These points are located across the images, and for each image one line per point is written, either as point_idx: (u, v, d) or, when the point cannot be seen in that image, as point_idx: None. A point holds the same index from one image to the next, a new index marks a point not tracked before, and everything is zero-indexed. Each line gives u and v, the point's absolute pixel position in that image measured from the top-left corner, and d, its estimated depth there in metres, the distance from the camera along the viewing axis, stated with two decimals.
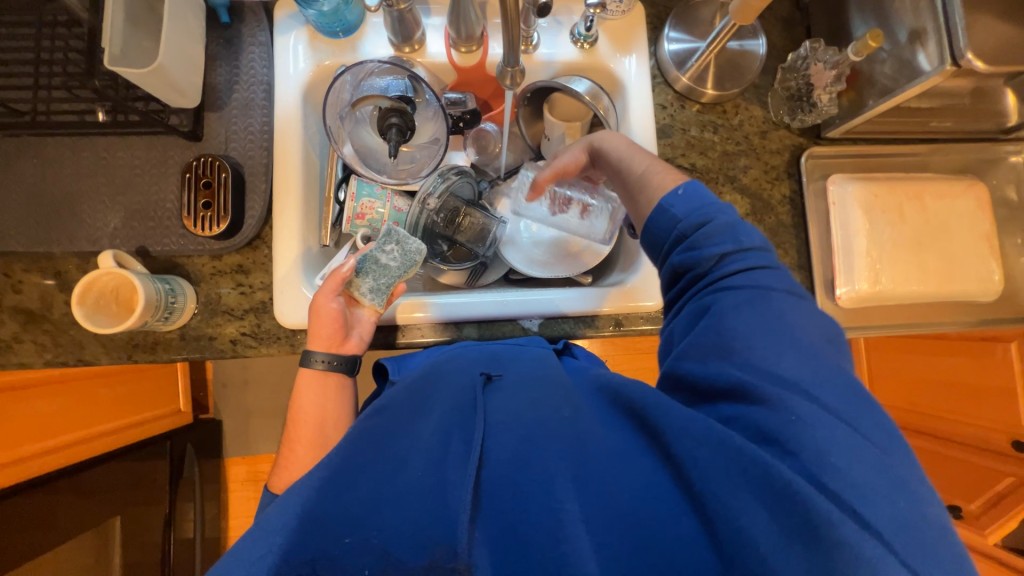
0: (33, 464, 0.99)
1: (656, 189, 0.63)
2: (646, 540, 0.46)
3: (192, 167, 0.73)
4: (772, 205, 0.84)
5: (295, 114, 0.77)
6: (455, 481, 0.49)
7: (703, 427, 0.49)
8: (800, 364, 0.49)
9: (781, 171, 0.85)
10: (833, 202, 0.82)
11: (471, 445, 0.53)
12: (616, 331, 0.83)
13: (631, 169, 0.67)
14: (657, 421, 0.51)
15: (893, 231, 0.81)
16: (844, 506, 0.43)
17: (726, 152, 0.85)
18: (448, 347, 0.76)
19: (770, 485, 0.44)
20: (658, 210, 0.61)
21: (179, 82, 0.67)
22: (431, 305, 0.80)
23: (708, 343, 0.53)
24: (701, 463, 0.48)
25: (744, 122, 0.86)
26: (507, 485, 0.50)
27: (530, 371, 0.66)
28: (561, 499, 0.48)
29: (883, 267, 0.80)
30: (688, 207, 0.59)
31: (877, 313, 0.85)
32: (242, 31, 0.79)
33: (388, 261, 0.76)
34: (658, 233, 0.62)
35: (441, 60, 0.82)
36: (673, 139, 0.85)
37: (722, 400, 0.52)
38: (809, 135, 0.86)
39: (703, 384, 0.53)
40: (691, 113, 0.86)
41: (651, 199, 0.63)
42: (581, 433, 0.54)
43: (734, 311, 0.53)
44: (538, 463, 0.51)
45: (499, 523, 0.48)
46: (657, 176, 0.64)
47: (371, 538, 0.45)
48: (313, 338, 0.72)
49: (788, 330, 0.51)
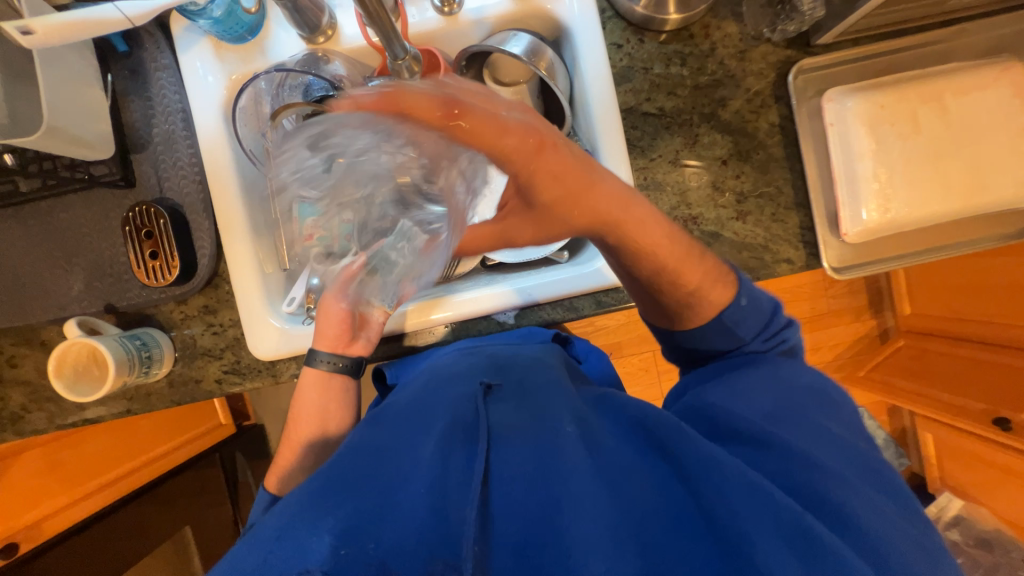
0: (95, 499, 1.10)
1: (700, 313, 0.64)
2: (645, 544, 0.46)
3: (130, 218, 0.71)
4: (759, 139, 0.73)
5: (220, 138, 0.72)
6: (457, 501, 0.47)
7: (731, 471, 0.49)
8: (798, 429, 0.54)
9: (767, 96, 0.73)
10: (830, 122, 0.71)
11: (475, 457, 0.51)
12: (598, 311, 0.76)
13: (679, 280, 0.61)
14: (678, 456, 0.51)
15: (904, 144, 0.70)
16: (803, 470, 0.50)
17: (698, 86, 0.74)
18: (442, 353, 0.76)
19: (794, 519, 0.45)
20: (726, 327, 0.63)
21: (82, 136, 0.63)
22: (443, 306, 0.74)
23: (742, 401, 0.58)
24: (726, 501, 0.47)
25: (717, 44, 0.73)
26: (517, 502, 0.48)
27: (529, 378, 0.66)
28: (572, 525, 0.46)
29: (895, 188, 0.70)
30: (751, 330, 0.63)
31: (895, 242, 0.74)
32: (144, 57, 0.73)
33: (399, 259, 0.68)
34: (715, 343, 0.64)
35: (359, 43, 0.73)
36: (634, 83, 0.74)
37: (738, 439, 0.54)
38: (798, 44, 0.73)
39: (726, 425, 0.56)
40: (652, 46, 0.74)
41: (701, 316, 0.63)
42: (595, 451, 0.53)
43: (757, 399, 0.57)
44: (551, 483, 0.49)
45: (509, 543, 0.46)
46: (711, 291, 0.62)
47: (367, 548, 0.43)
48: (322, 336, 0.74)
49: (747, 388, 0.59)
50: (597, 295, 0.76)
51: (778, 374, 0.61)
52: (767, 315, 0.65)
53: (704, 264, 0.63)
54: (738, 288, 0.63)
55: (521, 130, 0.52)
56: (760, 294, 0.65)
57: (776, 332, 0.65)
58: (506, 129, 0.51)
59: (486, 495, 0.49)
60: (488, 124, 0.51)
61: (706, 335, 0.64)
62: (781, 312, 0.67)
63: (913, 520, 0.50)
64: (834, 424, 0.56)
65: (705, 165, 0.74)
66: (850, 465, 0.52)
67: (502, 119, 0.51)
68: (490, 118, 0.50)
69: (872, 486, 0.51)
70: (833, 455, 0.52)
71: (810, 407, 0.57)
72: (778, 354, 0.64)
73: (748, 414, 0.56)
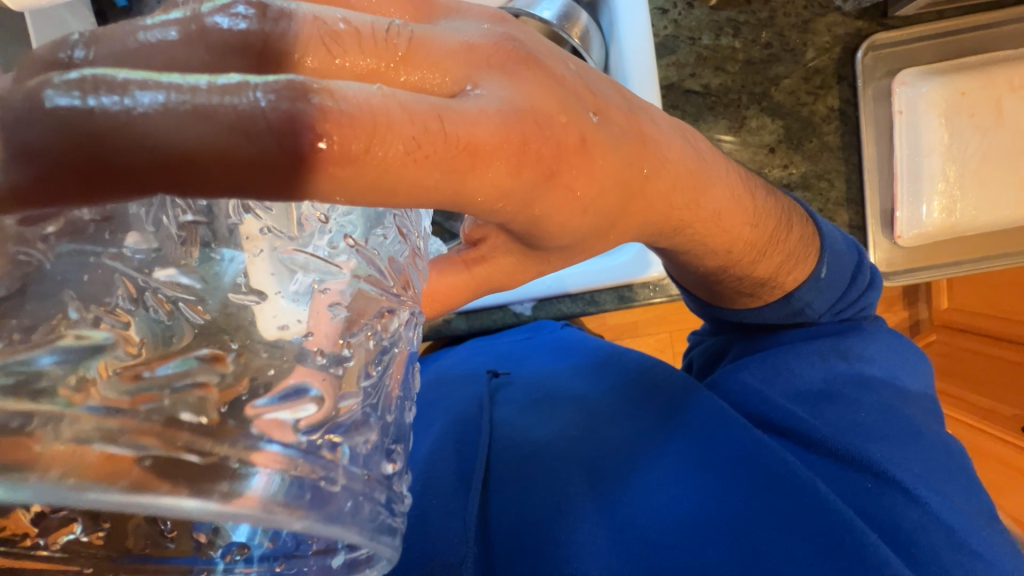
0: None
1: (779, 288, 0.50)
2: (646, 547, 0.43)
3: None
4: (813, 124, 0.66)
5: None
6: (455, 500, 0.46)
7: (744, 471, 0.46)
8: (844, 413, 0.48)
9: (829, 75, 0.65)
10: (899, 110, 0.64)
11: (476, 457, 0.50)
12: (618, 306, 0.74)
13: (753, 262, 0.46)
14: (690, 449, 0.50)
15: (983, 138, 0.63)
16: (847, 461, 0.46)
17: (751, 61, 0.66)
18: (448, 355, 0.74)
19: (819, 523, 0.42)
20: (794, 312, 0.52)
21: None
22: None
23: (776, 372, 0.52)
24: (733, 505, 0.44)
25: (777, 12, 0.64)
26: (516, 500, 0.47)
27: (539, 368, 0.66)
28: (568, 530, 0.44)
29: (963, 189, 0.64)
30: (826, 301, 0.52)
31: (955, 248, 0.67)
32: None
33: None
34: (772, 322, 0.53)
35: None
36: (679, 56, 0.66)
37: (767, 428, 0.51)
38: (872, 15, 0.64)
39: (749, 412, 0.52)
40: (702, 12, 0.65)
41: (772, 293, 0.50)
42: (598, 445, 0.51)
43: (801, 368, 0.51)
44: (547, 485, 0.48)
45: (507, 537, 0.45)
46: (790, 272, 0.49)
47: None
48: None
49: (794, 363, 0.51)
50: (620, 289, 0.73)
51: (837, 353, 0.52)
52: (845, 282, 0.52)
53: (784, 245, 0.48)
54: (819, 257, 0.50)
55: (499, 47, 0.25)
56: (844, 253, 0.52)
57: (854, 298, 0.53)
58: (476, 56, 0.25)
59: (486, 502, 0.48)
60: (472, 115, 0.22)
61: (768, 317, 0.52)
62: (858, 280, 0.53)
63: (988, 519, 0.44)
64: (898, 403, 0.49)
65: (749, 153, 0.67)
66: (913, 453, 0.46)
67: (465, 42, 0.25)
68: (445, 44, 0.24)
69: (938, 477, 0.45)
70: (894, 441, 0.46)
71: (872, 387, 0.50)
72: (842, 338, 0.52)
73: (788, 394, 0.51)
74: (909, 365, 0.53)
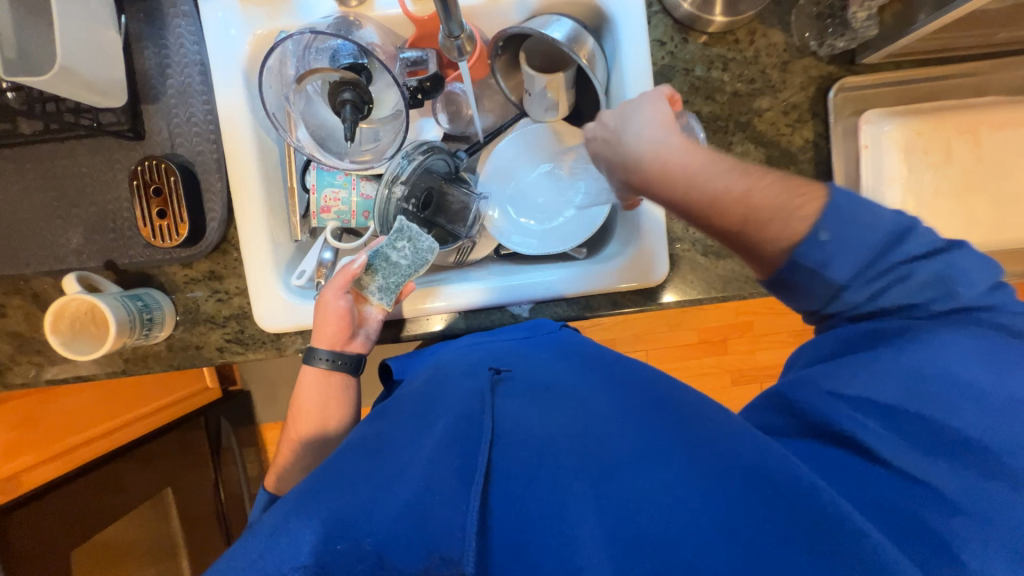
0: (85, 452, 1.05)
1: (772, 236, 0.51)
2: (653, 543, 0.42)
3: (138, 172, 0.68)
4: (792, 153, 0.73)
5: (239, 99, 0.69)
6: (455, 496, 0.44)
7: (766, 475, 0.45)
8: (885, 421, 0.47)
9: (805, 111, 0.72)
10: (865, 144, 0.71)
11: (477, 452, 0.48)
12: (611, 312, 0.77)
13: (765, 222, 0.51)
14: (714, 453, 0.48)
15: (935, 174, 0.71)
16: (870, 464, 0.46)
17: (737, 93, 0.72)
18: (452, 345, 0.71)
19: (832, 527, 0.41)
20: (812, 273, 0.51)
21: (94, 81, 0.62)
22: (443, 292, 0.74)
23: (857, 381, 0.49)
24: (747, 509, 0.43)
25: (761, 52, 0.72)
26: (518, 495, 0.46)
27: (544, 367, 0.63)
28: (574, 525, 0.43)
29: (921, 218, 0.71)
30: (850, 261, 0.50)
31: None
32: (162, 1, 0.70)
33: (399, 258, 0.69)
34: (815, 297, 0.52)
35: (394, 12, 0.71)
36: (674, 84, 0.72)
37: (829, 440, 0.49)
38: (842, 61, 0.72)
39: (819, 420, 0.50)
40: (696, 47, 0.72)
41: (763, 244, 0.52)
42: (606, 442, 0.49)
43: (875, 372, 0.49)
44: (552, 479, 0.47)
45: (508, 538, 0.43)
46: (780, 219, 0.51)
47: (363, 541, 0.41)
48: (318, 335, 0.67)
49: (879, 373, 0.49)
50: (613, 295, 0.76)
51: (884, 357, 0.49)
52: (873, 240, 0.50)
53: (749, 195, 0.52)
54: (815, 217, 0.50)
55: None
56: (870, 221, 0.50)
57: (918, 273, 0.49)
58: None
59: (486, 497, 0.46)
60: None
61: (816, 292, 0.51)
62: (934, 285, 0.49)
63: None
64: (936, 413, 0.46)
65: None
66: (940, 465, 0.44)
67: None
68: None
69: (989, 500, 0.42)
70: (913, 452, 0.45)
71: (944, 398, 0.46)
72: (893, 346, 0.50)
73: (863, 406, 0.48)
74: (1007, 377, 0.46)
